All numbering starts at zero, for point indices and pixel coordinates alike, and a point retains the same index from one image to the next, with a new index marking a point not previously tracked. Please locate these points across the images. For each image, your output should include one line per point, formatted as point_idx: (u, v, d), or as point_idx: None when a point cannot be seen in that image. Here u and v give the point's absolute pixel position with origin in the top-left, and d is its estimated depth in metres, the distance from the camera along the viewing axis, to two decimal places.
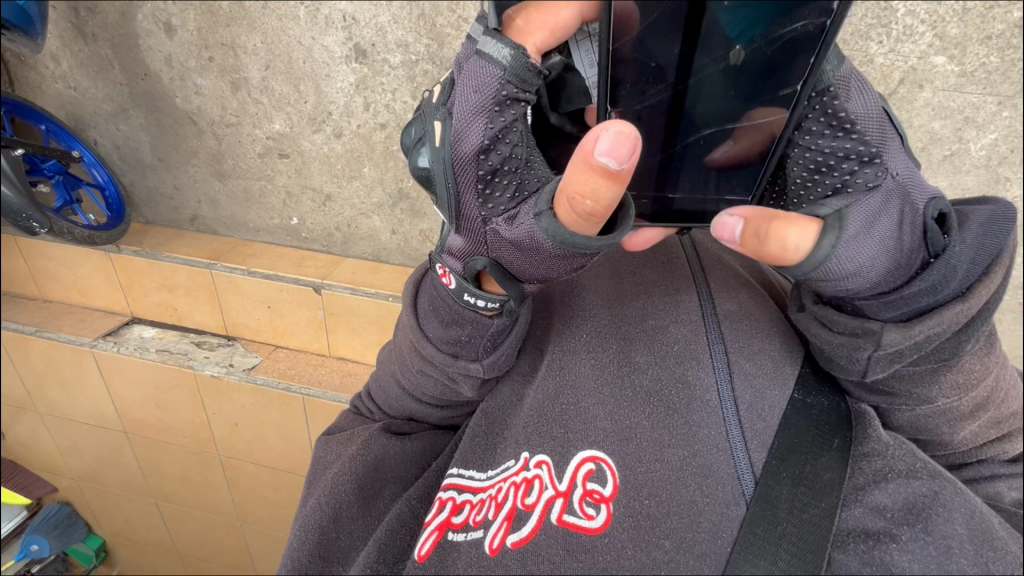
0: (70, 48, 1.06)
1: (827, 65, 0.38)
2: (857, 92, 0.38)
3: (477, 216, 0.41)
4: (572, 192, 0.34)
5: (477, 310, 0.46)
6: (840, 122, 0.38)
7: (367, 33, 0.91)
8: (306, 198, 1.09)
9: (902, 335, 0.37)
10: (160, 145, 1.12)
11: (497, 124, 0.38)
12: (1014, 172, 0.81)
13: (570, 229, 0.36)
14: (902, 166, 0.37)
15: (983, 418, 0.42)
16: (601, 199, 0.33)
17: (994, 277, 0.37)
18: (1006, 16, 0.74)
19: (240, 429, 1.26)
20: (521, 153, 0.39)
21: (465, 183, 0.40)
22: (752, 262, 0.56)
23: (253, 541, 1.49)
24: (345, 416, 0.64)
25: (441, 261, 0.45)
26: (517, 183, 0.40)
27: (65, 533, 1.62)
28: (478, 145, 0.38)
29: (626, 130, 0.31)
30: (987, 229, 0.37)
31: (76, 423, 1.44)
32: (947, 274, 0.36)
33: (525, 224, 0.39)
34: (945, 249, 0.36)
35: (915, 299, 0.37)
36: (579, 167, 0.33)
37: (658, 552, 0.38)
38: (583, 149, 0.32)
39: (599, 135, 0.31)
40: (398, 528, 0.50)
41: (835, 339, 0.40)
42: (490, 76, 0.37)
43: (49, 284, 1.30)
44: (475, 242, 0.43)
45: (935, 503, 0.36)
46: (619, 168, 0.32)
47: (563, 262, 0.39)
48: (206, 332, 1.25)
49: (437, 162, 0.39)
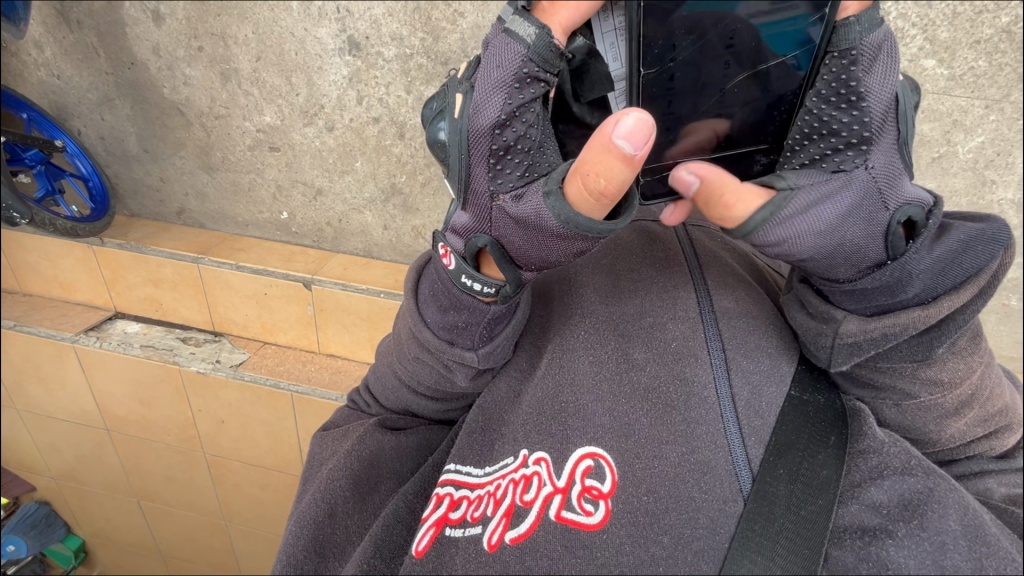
0: (53, 35, 1.03)
1: (857, 25, 0.36)
2: (883, 64, 0.36)
3: (485, 190, 0.40)
4: (587, 169, 0.34)
5: (475, 293, 0.46)
6: (847, 93, 0.37)
7: (361, 26, 0.90)
8: (296, 192, 1.08)
9: (859, 326, 0.40)
10: (147, 136, 1.10)
11: (516, 101, 0.37)
12: (1000, 175, 0.83)
13: (576, 208, 0.36)
14: (884, 161, 0.37)
15: (969, 416, 0.43)
16: (613, 180, 0.33)
17: (962, 295, 0.38)
18: (994, 21, 0.75)
19: (226, 426, 1.24)
20: (535, 135, 0.39)
21: (477, 157, 0.39)
22: (746, 259, 0.56)
23: (237, 541, 1.48)
24: (340, 411, 0.63)
25: (444, 240, 0.45)
26: (528, 164, 0.39)
27: (43, 534, 1.59)
28: (495, 119, 0.37)
29: (646, 117, 0.31)
30: (966, 248, 0.38)
31: (55, 421, 1.41)
32: (901, 277, 0.38)
33: (532, 202, 0.38)
34: (903, 254, 0.37)
35: (872, 296, 0.39)
36: (596, 147, 0.32)
37: (656, 548, 0.38)
38: (602, 131, 0.32)
39: (620, 118, 0.31)
40: (395, 524, 0.49)
41: (807, 322, 0.43)
42: (513, 53, 0.36)
43: (29, 278, 1.27)
44: (480, 219, 0.42)
45: (930, 499, 0.37)
46: (632, 151, 0.32)
47: (561, 243, 0.39)
48: (192, 328, 1.23)
49: (455, 134, 0.38)
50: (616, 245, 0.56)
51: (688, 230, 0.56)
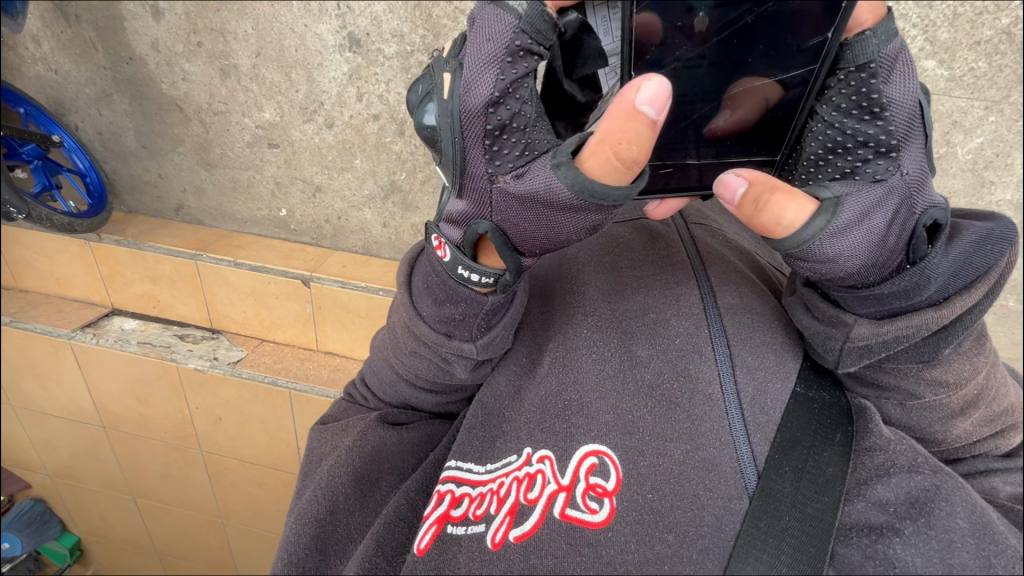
0: (51, 29, 1.02)
1: (873, 39, 0.36)
2: (901, 73, 0.36)
3: (483, 173, 0.39)
4: (611, 137, 0.33)
5: (472, 285, 0.45)
6: (870, 105, 0.37)
7: (361, 22, 0.90)
8: (295, 189, 1.07)
9: (871, 330, 0.39)
10: (145, 131, 1.09)
11: (509, 76, 0.36)
12: (999, 176, 0.83)
13: (591, 177, 0.35)
14: (915, 166, 0.37)
15: (975, 416, 0.43)
16: (638, 146, 0.33)
17: (974, 294, 0.38)
18: (994, 22, 0.75)
19: (223, 424, 1.24)
20: (530, 112, 0.38)
21: (472, 139, 0.37)
22: (750, 257, 0.56)
23: (234, 539, 1.47)
24: (338, 405, 0.62)
25: (438, 231, 0.44)
26: (526, 142, 0.38)
27: (37, 532, 1.58)
28: (488, 97, 0.35)
29: (666, 82, 0.31)
30: (978, 247, 0.37)
31: (51, 417, 1.40)
32: (920, 282, 0.37)
33: (540, 175, 0.37)
34: (924, 258, 0.37)
35: (886, 300, 0.38)
36: (619, 113, 0.32)
37: (661, 546, 0.38)
38: (624, 97, 0.32)
39: (640, 84, 0.31)
40: (397, 522, 0.49)
41: (814, 325, 0.43)
42: (504, 25, 0.35)
43: (25, 274, 1.26)
44: (480, 204, 0.41)
45: (937, 497, 0.36)
46: (657, 116, 0.32)
47: (576, 217, 0.38)
48: (189, 325, 1.22)
49: (445, 116, 0.37)
50: (618, 242, 0.56)
51: (689, 227, 0.56)
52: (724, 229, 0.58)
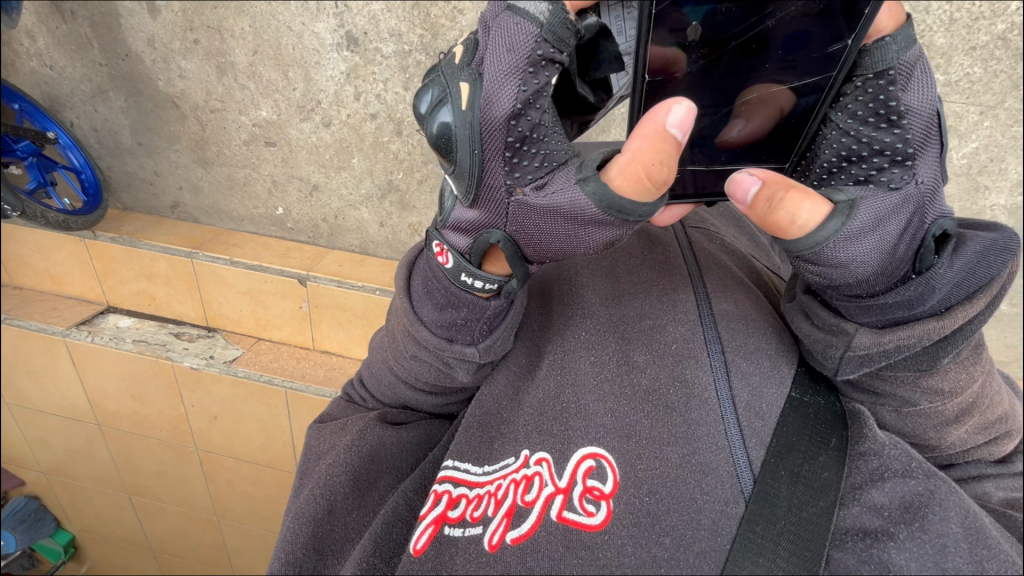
0: (46, 25, 1.01)
1: (893, 45, 0.36)
2: (919, 81, 0.37)
3: (502, 185, 0.39)
4: (646, 159, 0.35)
5: (474, 291, 0.45)
6: (887, 112, 0.37)
7: (359, 21, 0.90)
8: (292, 187, 1.07)
9: (872, 339, 0.40)
10: (141, 128, 1.08)
11: (531, 87, 0.35)
12: (992, 180, 0.84)
13: (621, 194, 0.36)
14: (929, 174, 0.37)
15: (969, 423, 0.43)
16: (669, 166, 0.35)
17: (975, 306, 0.38)
18: (990, 29, 0.75)
19: (219, 422, 1.23)
20: (549, 121, 0.38)
21: (493, 152, 0.37)
22: (746, 261, 0.56)
23: (229, 538, 1.47)
24: (335, 403, 0.62)
25: (440, 239, 0.45)
26: (545, 154, 0.38)
27: (31, 529, 1.57)
28: (510, 110, 0.35)
29: (688, 106, 0.35)
30: (982, 258, 0.37)
31: (45, 414, 1.39)
32: (924, 291, 0.37)
33: (564, 190, 0.38)
34: (930, 268, 0.37)
35: (890, 309, 0.39)
36: (651, 135, 0.35)
37: (658, 549, 0.38)
38: (655, 119, 0.34)
39: (669, 107, 0.34)
40: (395, 522, 0.49)
41: (814, 333, 0.43)
42: (525, 33, 0.34)
43: (19, 271, 1.26)
44: (494, 214, 0.40)
45: (931, 502, 0.37)
46: (683, 138, 0.35)
47: (598, 230, 0.38)
48: (185, 323, 1.22)
49: (464, 127, 0.36)
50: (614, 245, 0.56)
51: (687, 231, 0.57)
52: (721, 233, 0.59)
